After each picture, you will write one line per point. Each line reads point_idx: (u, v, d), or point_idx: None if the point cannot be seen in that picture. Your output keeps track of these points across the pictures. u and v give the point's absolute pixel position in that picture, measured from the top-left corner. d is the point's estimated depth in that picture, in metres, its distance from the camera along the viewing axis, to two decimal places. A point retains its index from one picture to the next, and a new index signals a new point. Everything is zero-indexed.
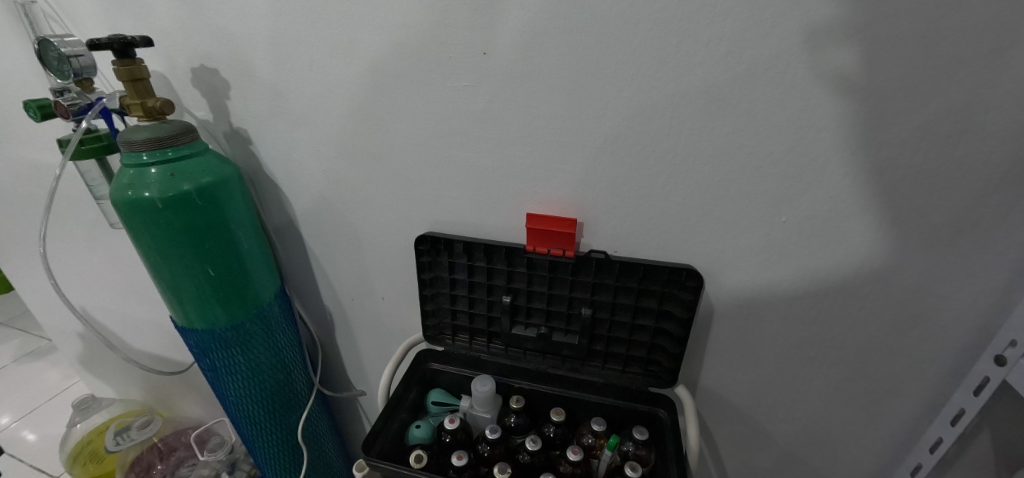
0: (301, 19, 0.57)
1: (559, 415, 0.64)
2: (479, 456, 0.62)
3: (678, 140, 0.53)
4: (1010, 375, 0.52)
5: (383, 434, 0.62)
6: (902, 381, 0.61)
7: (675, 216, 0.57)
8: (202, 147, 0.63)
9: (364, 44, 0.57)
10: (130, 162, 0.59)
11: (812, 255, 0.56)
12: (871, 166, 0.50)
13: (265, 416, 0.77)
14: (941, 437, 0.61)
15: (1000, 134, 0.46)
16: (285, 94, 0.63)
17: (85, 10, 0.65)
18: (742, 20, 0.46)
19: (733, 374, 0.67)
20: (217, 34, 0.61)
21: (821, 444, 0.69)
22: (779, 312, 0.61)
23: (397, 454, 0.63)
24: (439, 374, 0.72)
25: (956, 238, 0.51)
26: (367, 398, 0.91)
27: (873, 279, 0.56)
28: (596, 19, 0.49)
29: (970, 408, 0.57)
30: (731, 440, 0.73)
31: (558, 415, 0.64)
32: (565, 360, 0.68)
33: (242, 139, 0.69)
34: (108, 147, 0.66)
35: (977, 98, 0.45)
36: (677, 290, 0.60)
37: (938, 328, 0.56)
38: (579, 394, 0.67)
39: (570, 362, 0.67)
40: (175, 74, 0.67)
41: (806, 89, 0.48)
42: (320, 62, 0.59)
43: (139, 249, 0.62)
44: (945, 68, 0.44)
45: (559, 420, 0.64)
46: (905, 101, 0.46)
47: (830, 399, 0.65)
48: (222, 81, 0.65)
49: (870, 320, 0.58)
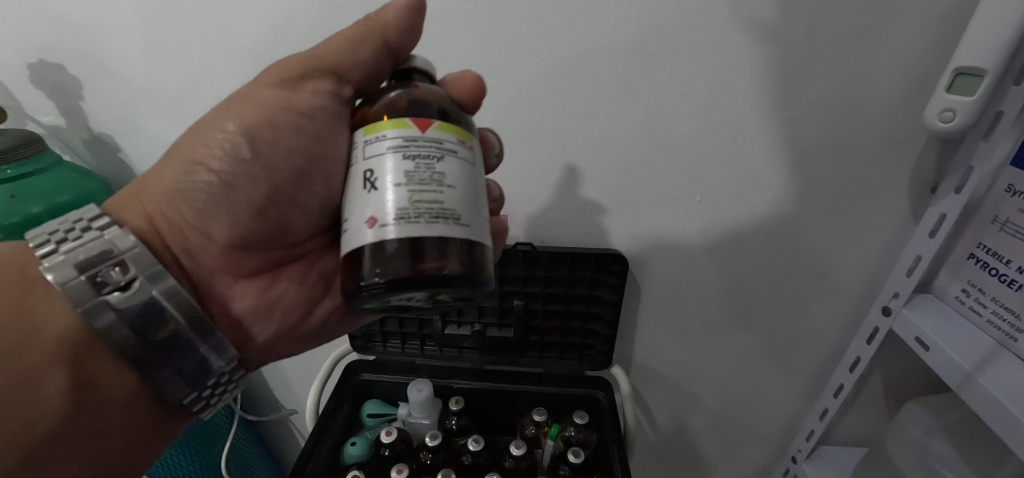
0: (158, 6, 0.50)
1: (461, 181, 0.30)
2: (249, 311, 0.41)
3: (594, 127, 0.53)
4: (896, 325, 0.57)
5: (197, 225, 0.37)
6: (807, 335, 0.67)
7: (598, 202, 0.58)
8: (54, 161, 0.54)
9: (240, 32, 0.50)
10: (5, 223, 0.49)
11: (727, 230, 0.58)
12: (771, 143, 0.52)
13: (193, 454, 0.66)
14: (842, 383, 0.66)
15: (875, 108, 0.49)
16: (150, 90, 0.55)
17: None
18: (644, 4, 0.47)
19: (664, 347, 0.70)
20: (55, 22, 0.52)
21: (743, 398, 0.74)
22: (699, 285, 0.63)
23: (149, 417, 0.39)
24: (372, 384, 0.67)
25: (847, 204, 0.56)
26: (298, 417, 0.84)
27: (779, 245, 0.59)
28: (502, 4, 0.48)
29: (865, 355, 0.62)
30: (665, 408, 0.77)
31: (438, 214, 0.28)
32: (477, 272, 0.30)
33: (107, 146, 0.60)
34: (19, 182, 0.51)
35: (857, 77, 0.48)
36: (605, 275, 0.61)
37: (834, 285, 0.62)
38: (444, 242, 0.28)
39: (455, 248, 0.29)
40: (6, 72, 0.56)
41: (711, 71, 0.49)
42: (193, 52, 0.52)
43: None
44: (833, 43, 0.47)
45: (448, 170, 0.29)
46: (797, 80, 0.49)
47: (749, 358, 0.70)
48: (71, 79, 0.55)
49: (779, 283, 0.62)
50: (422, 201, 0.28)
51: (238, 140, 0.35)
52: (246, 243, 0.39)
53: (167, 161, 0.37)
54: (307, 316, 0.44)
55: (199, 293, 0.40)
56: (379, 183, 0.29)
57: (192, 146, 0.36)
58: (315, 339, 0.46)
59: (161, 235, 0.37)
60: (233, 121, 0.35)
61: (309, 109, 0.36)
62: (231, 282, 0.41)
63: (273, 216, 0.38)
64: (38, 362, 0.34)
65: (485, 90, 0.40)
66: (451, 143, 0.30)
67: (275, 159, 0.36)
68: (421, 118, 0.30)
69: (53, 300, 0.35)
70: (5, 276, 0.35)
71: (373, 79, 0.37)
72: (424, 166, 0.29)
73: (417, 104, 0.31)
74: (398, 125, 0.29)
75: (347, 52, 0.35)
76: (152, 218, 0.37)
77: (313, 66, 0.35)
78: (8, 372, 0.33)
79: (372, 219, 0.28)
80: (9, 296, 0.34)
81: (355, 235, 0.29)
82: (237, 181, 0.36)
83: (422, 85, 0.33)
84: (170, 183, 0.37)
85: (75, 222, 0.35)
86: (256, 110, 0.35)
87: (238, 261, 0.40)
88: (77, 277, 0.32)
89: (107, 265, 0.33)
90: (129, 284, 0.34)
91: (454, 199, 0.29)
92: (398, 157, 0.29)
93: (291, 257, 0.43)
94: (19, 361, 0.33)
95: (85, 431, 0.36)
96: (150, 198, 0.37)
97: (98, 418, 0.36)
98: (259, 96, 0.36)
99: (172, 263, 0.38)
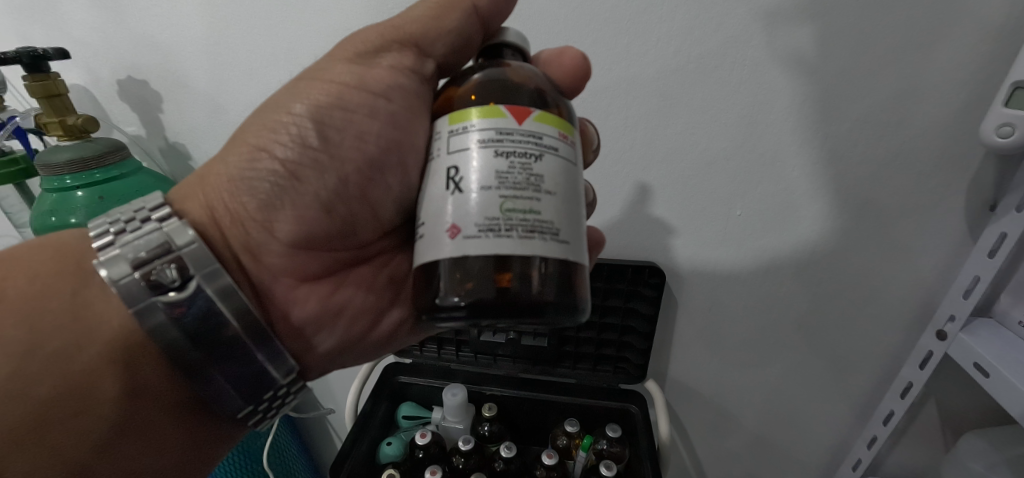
0: (233, 26, 0.55)
1: (556, 185, 0.30)
2: (309, 316, 0.42)
3: (634, 139, 0.54)
4: (951, 349, 0.54)
5: (264, 221, 0.38)
6: (854, 358, 0.64)
7: (636, 213, 0.59)
8: (137, 165, 0.59)
9: (304, 51, 0.55)
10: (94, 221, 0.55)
11: (768, 246, 0.57)
12: (815, 158, 0.51)
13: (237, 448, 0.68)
14: (893, 410, 0.63)
15: (927, 122, 0.48)
16: (221, 102, 0.60)
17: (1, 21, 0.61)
18: (686, 20, 0.47)
19: (701, 363, 0.68)
20: (144, 43, 0.58)
21: (784, 421, 0.71)
22: (739, 301, 0.62)
23: (197, 429, 0.37)
24: (408, 387, 0.69)
25: (898, 221, 0.54)
26: (337, 416, 0.87)
27: (823, 261, 0.58)
28: (546, 22, 0.50)
29: (917, 381, 0.59)
30: (701, 427, 0.75)
31: (534, 227, 0.28)
32: (565, 286, 0.30)
33: (180, 154, 0.66)
34: (107, 184, 0.56)
35: (909, 90, 0.47)
36: (642, 288, 0.62)
37: (884, 305, 0.59)
38: (535, 257, 0.29)
39: (548, 261, 0.30)
40: (99, 88, 0.63)
41: (754, 86, 0.49)
42: (261, 70, 0.57)
43: None
44: (883, 57, 0.46)
45: (545, 172, 0.29)
46: (843, 95, 0.48)
47: (792, 379, 0.67)
48: (153, 93, 0.61)
49: (824, 302, 0.61)
50: (516, 210, 0.28)
51: (307, 125, 0.37)
52: (309, 241, 0.39)
53: (230, 149, 0.38)
54: (368, 322, 0.45)
55: (260, 295, 0.40)
56: (468, 184, 0.29)
57: (258, 132, 0.37)
58: (368, 347, 0.47)
59: (221, 229, 0.37)
60: (302, 104, 0.37)
61: (382, 89, 0.37)
62: (294, 286, 0.41)
63: (339, 212, 0.39)
64: (90, 365, 0.33)
65: (588, 70, 0.41)
66: (549, 137, 0.30)
67: (342, 146, 0.37)
68: (518, 108, 0.30)
69: (106, 298, 0.34)
70: (62, 270, 0.34)
71: (459, 47, 0.39)
72: (520, 168, 0.29)
73: (510, 89, 0.32)
74: (493, 115, 0.30)
75: (434, 20, 0.38)
76: (211, 210, 0.37)
77: (394, 38, 0.38)
78: (59, 377, 0.33)
79: (456, 227, 0.29)
80: (64, 292, 0.34)
81: (436, 242, 0.30)
82: (305, 171, 0.37)
83: (514, 63, 0.35)
84: (233, 172, 0.37)
85: (137, 212, 0.34)
86: (326, 91, 0.37)
87: (300, 262, 0.40)
88: (133, 273, 0.32)
89: (162, 263, 0.32)
90: (184, 284, 0.33)
91: (549, 207, 0.29)
92: (493, 155, 0.29)
93: (352, 257, 0.44)
94: (67, 371, 0.33)
95: (132, 439, 0.35)
96: (211, 189, 0.37)
97: (145, 427, 0.35)
98: (332, 74, 0.37)
99: (232, 262, 0.38)
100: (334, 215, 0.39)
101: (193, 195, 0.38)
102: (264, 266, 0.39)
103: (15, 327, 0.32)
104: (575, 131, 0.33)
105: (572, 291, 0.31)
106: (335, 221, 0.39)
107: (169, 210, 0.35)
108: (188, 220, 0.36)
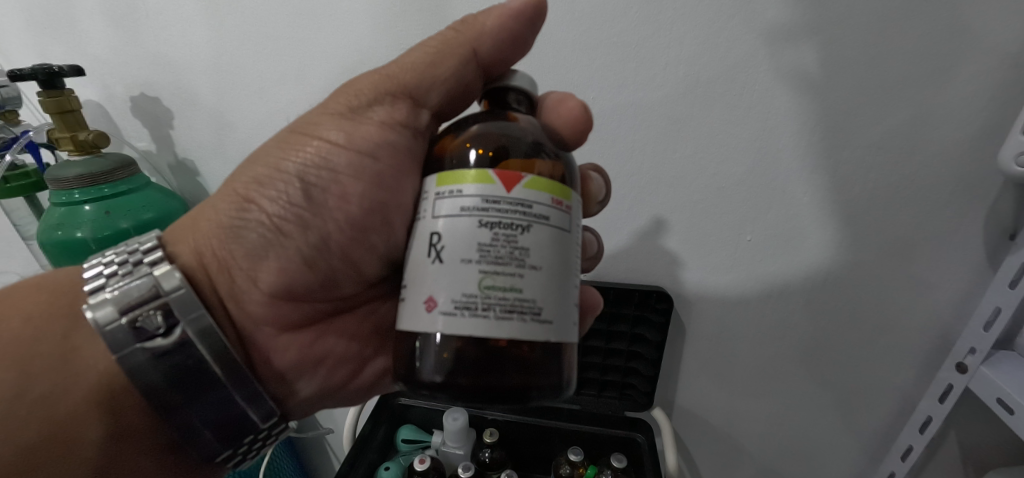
0: (246, 46, 0.55)
1: (542, 259, 0.29)
2: (290, 364, 0.41)
3: (641, 163, 0.53)
4: (972, 382, 0.52)
5: (248, 273, 0.37)
6: (870, 390, 0.62)
7: (643, 236, 0.58)
8: (144, 182, 0.60)
9: (314, 70, 0.55)
10: (99, 235, 0.54)
11: (778, 272, 0.56)
12: (827, 184, 0.50)
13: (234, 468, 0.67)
14: (911, 445, 0.60)
15: (943, 149, 0.47)
16: (230, 121, 0.60)
17: (21, 38, 0.62)
18: (696, 44, 0.47)
19: (710, 392, 0.66)
20: (159, 63, 0.59)
21: (796, 454, 0.69)
22: (749, 328, 0.61)
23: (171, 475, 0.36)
24: (409, 409, 0.68)
25: (914, 250, 0.52)
26: (335, 436, 0.85)
27: (836, 289, 0.56)
28: (553, 45, 0.50)
29: (937, 415, 0.57)
30: (709, 458, 0.72)
31: (512, 307, 0.28)
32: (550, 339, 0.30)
33: (189, 171, 0.67)
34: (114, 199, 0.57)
35: (923, 117, 0.46)
36: (649, 313, 0.61)
37: (899, 337, 0.57)
38: (510, 337, 0.28)
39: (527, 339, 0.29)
40: (113, 104, 0.64)
41: (763, 111, 0.48)
42: (271, 88, 0.57)
43: (61, 255, 0.56)
44: (896, 83, 0.45)
45: (530, 246, 0.28)
46: (855, 121, 0.47)
47: (804, 410, 0.65)
48: (165, 111, 0.62)
49: (838, 331, 0.59)
50: (495, 288, 0.28)
51: (294, 184, 0.36)
52: (293, 293, 0.39)
53: (221, 195, 0.38)
54: (350, 370, 0.45)
55: (242, 341, 0.39)
56: (449, 254, 0.28)
57: (248, 183, 0.37)
58: (350, 393, 0.46)
59: (209, 275, 0.37)
60: (292, 161, 0.36)
61: (370, 148, 0.37)
62: (276, 335, 0.40)
63: (322, 267, 0.39)
64: (77, 405, 0.32)
65: (590, 124, 0.40)
66: (540, 206, 0.29)
67: (327, 206, 0.37)
68: (508, 174, 0.29)
69: (94, 340, 0.34)
70: (54, 309, 0.34)
71: (458, 92, 0.38)
72: (503, 241, 0.28)
73: (503, 148, 0.31)
74: (483, 182, 0.29)
75: (430, 69, 0.37)
76: (200, 254, 0.36)
77: (388, 90, 0.37)
78: (45, 418, 0.32)
79: (433, 299, 0.28)
80: (55, 332, 0.33)
81: (414, 312, 0.29)
82: (291, 226, 0.37)
83: (521, 117, 0.34)
84: (222, 219, 0.37)
85: (131, 253, 0.34)
86: (314, 148, 0.36)
87: (284, 311, 0.40)
88: (119, 319, 0.31)
89: (148, 309, 0.32)
90: (169, 331, 0.32)
91: (531, 284, 0.28)
92: (476, 225, 0.28)
93: (336, 307, 0.43)
94: (51, 411, 0.32)
95: None
96: (201, 234, 0.37)
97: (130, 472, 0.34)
98: (322, 129, 0.37)
99: (218, 309, 0.37)
100: (316, 271, 0.39)
101: (180, 238, 0.37)
102: (247, 315, 0.39)
103: (6, 368, 0.32)
104: (572, 193, 0.31)
105: (554, 365, 0.31)
106: (319, 277, 0.39)
107: (161, 253, 0.35)
108: (176, 264, 0.36)
